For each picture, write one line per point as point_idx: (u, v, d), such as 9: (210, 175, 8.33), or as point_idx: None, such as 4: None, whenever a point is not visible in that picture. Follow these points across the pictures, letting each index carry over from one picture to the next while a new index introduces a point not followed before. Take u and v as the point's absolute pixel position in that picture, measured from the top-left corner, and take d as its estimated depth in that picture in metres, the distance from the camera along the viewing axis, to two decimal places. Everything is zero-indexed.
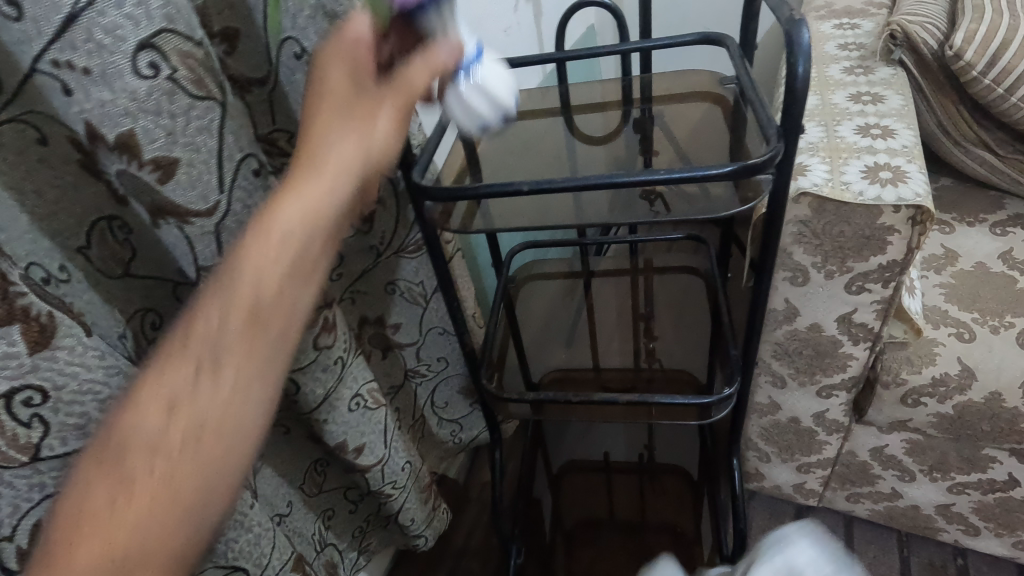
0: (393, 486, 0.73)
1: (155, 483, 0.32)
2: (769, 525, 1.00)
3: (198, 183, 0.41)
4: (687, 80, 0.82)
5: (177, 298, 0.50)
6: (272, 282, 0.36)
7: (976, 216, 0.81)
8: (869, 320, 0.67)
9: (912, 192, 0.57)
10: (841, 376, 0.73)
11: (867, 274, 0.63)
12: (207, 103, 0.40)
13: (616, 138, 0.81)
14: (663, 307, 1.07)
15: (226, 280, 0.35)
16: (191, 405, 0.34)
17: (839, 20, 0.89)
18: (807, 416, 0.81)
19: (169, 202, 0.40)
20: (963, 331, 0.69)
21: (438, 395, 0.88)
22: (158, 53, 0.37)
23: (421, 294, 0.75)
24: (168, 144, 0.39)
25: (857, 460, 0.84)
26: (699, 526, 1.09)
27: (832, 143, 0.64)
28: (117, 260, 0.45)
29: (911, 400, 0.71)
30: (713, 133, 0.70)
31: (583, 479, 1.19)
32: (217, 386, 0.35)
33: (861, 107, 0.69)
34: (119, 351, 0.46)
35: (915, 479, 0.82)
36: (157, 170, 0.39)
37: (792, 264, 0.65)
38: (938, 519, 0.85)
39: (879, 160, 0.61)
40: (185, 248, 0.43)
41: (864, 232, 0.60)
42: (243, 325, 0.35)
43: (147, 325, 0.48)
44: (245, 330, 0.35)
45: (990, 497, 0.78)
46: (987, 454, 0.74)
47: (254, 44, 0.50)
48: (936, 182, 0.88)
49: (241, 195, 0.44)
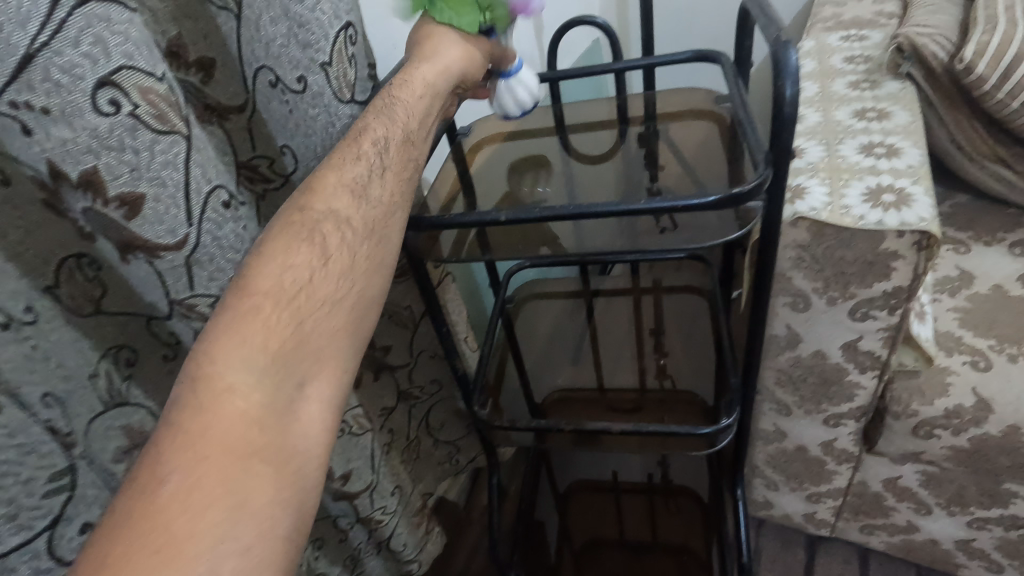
0: (382, 512, 0.71)
1: (265, 447, 0.31)
2: (778, 554, 0.96)
3: (166, 217, 0.38)
4: (684, 97, 0.80)
5: (150, 328, 0.48)
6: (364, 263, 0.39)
7: (994, 235, 0.77)
8: (875, 348, 0.63)
9: (916, 216, 0.54)
10: (849, 405, 0.70)
11: (872, 301, 0.60)
12: (172, 137, 0.37)
13: (615, 156, 0.78)
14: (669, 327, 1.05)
15: (327, 254, 0.37)
16: (299, 370, 0.34)
17: (847, 32, 0.86)
18: (814, 445, 0.77)
19: (135, 236, 0.37)
20: (978, 359, 0.65)
21: (432, 417, 0.87)
22: (119, 90, 0.34)
23: (410, 316, 0.74)
24: (133, 180, 0.36)
25: (869, 491, 0.80)
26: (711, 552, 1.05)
27: (832, 163, 0.61)
28: (86, 299, 0.43)
29: (923, 432, 0.67)
30: (711, 153, 0.68)
31: (591, 502, 1.15)
32: (319, 353, 0.35)
33: (865, 124, 0.66)
34: (85, 388, 0.43)
35: (931, 512, 0.78)
36: (123, 207, 0.36)
37: (793, 289, 0.62)
38: (958, 554, 0.81)
39: (881, 182, 0.58)
40: (156, 281, 0.41)
41: (867, 258, 0.57)
42: (331, 295, 0.36)
43: (121, 361, 0.46)
44: (346, 304, 0.37)
45: (1012, 534, 0.73)
46: (1008, 490, 0.69)
47: (232, 73, 0.49)
48: (951, 199, 0.84)
49: (209, 228, 0.41)
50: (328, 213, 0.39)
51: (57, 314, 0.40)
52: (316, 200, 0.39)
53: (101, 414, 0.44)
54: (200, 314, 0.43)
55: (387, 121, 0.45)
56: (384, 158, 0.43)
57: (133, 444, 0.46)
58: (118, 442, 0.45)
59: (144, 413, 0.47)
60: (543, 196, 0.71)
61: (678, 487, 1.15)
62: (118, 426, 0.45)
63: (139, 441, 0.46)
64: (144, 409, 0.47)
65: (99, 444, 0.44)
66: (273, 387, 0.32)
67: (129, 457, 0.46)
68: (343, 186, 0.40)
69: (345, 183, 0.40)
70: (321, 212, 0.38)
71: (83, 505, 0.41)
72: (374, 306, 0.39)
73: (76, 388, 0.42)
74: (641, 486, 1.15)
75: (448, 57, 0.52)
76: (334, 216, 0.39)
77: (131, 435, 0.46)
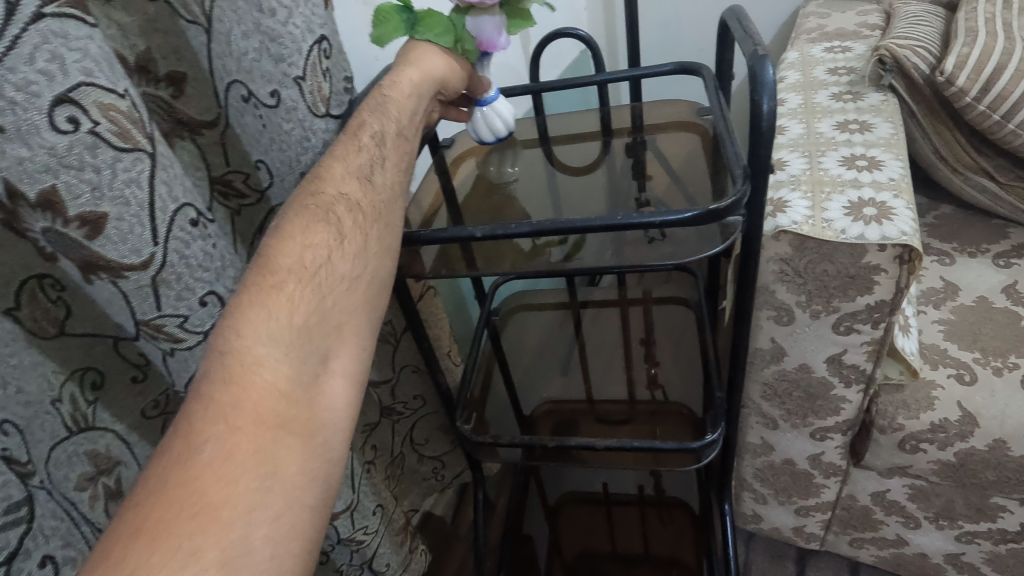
0: (364, 532, 0.69)
1: (292, 415, 0.33)
2: (768, 569, 0.95)
3: (129, 237, 0.37)
4: (666, 110, 0.80)
5: (117, 350, 0.47)
6: (370, 240, 0.41)
7: (978, 247, 0.77)
8: (860, 362, 0.63)
9: (897, 230, 0.53)
10: (835, 419, 0.69)
11: (855, 314, 0.59)
12: (135, 154, 0.36)
13: (600, 167, 0.77)
14: (657, 339, 1.03)
15: (335, 233, 0.39)
16: (318, 338, 0.36)
17: (830, 43, 0.86)
18: (801, 458, 0.76)
19: (98, 257, 0.36)
20: (963, 372, 0.65)
21: (415, 433, 0.85)
22: (77, 107, 0.33)
23: (391, 332, 0.73)
24: (94, 199, 0.35)
25: (858, 504, 0.79)
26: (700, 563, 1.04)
27: (815, 176, 0.61)
28: (50, 321, 0.42)
29: (909, 446, 0.66)
30: (692, 166, 0.67)
31: (581, 515, 1.14)
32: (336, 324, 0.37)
33: (848, 136, 0.66)
34: (48, 415, 0.42)
35: (920, 526, 0.77)
36: (84, 227, 0.35)
37: (776, 302, 0.62)
38: (948, 568, 0.80)
39: (864, 196, 0.57)
40: (121, 302, 0.39)
41: (849, 272, 0.56)
42: (346, 273, 0.39)
43: (87, 384, 0.45)
44: (356, 278, 0.39)
45: (1001, 548, 0.73)
46: (996, 503, 0.69)
47: (203, 87, 0.49)
48: (935, 210, 0.84)
49: (177, 246, 0.40)
50: (339, 201, 0.41)
51: (19, 336, 0.40)
52: (323, 190, 0.41)
53: (66, 440, 0.43)
54: (167, 336, 0.42)
55: (381, 115, 0.47)
56: (383, 151, 0.45)
57: (97, 470, 0.45)
58: (85, 466, 0.44)
59: (110, 437, 0.47)
60: (526, 209, 0.69)
61: (668, 498, 1.14)
62: (84, 450, 0.45)
63: (106, 466, 0.46)
64: (111, 433, 0.47)
65: (62, 473, 0.43)
66: (298, 361, 0.34)
67: (94, 484, 0.45)
68: (349, 177, 0.42)
69: (351, 173, 0.43)
70: (331, 201, 0.41)
71: (42, 537, 0.40)
72: (383, 288, 0.41)
73: (40, 415, 0.41)
74: (630, 498, 1.15)
75: (434, 65, 0.53)
76: (343, 203, 0.41)
77: (95, 460, 0.45)
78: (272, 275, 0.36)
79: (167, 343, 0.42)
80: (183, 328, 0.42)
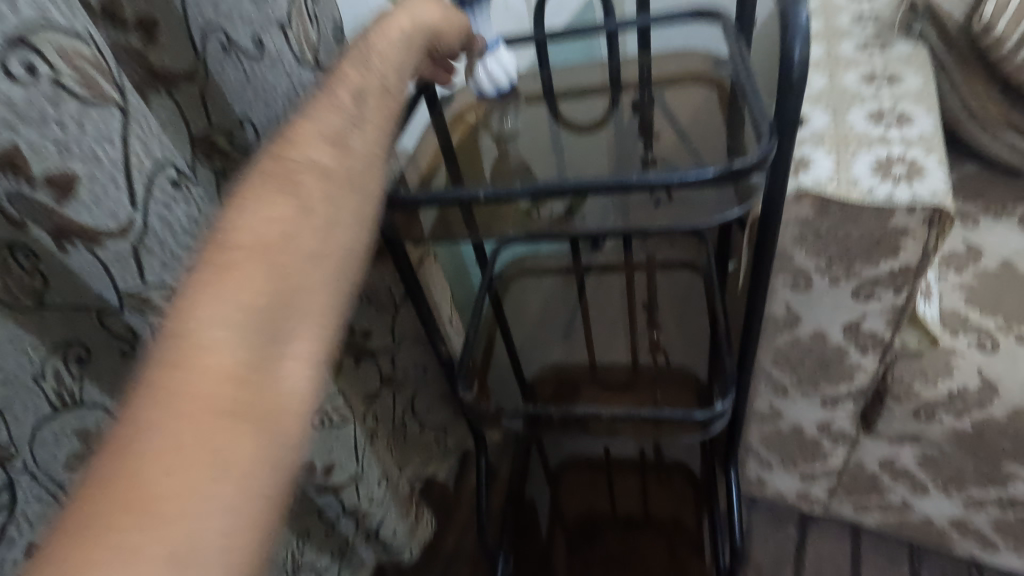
0: (370, 502, 0.70)
1: (251, 404, 0.29)
2: (769, 531, 0.95)
3: (105, 201, 0.33)
4: (678, 62, 0.75)
5: (103, 324, 0.42)
6: (340, 213, 0.37)
7: (1002, 208, 0.74)
8: (878, 329, 0.60)
9: (929, 191, 0.50)
10: (848, 387, 0.67)
11: (877, 280, 0.56)
12: (104, 107, 0.32)
13: (606, 125, 0.73)
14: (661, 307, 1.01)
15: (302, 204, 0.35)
16: (279, 321, 0.31)
17: None
18: (811, 425, 0.75)
19: (70, 225, 0.33)
20: (984, 340, 0.63)
21: (417, 401, 0.84)
22: (36, 52, 0.29)
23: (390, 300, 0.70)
24: (62, 159, 0.31)
25: (865, 470, 0.79)
26: (698, 522, 1.05)
27: (840, 132, 0.57)
28: (25, 290, 0.38)
29: (924, 415, 0.65)
30: (708, 123, 0.63)
31: (582, 478, 1.14)
32: (299, 304, 0.33)
33: (875, 89, 0.61)
34: (31, 393, 0.40)
35: (928, 492, 0.76)
36: (53, 190, 0.32)
37: (793, 268, 0.59)
38: (953, 534, 0.80)
39: (892, 153, 0.53)
40: (100, 273, 0.36)
41: (874, 235, 0.53)
42: (312, 247, 0.34)
43: (73, 359, 0.42)
44: (323, 256, 0.35)
45: (1009, 514, 0.72)
46: (1009, 472, 0.66)
47: (178, 35, 0.44)
48: (959, 169, 0.80)
49: (159, 211, 0.36)
50: (308, 167, 0.37)
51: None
52: (290, 154, 0.37)
53: (53, 419, 0.41)
54: (154, 309, 0.39)
55: (362, 68, 0.42)
56: (363, 111, 0.41)
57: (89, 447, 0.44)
58: (73, 445, 0.43)
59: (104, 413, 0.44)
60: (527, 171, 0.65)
61: (669, 462, 1.14)
62: (73, 428, 0.43)
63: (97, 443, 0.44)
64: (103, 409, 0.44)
65: (50, 452, 0.42)
66: (256, 343, 0.30)
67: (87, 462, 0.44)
68: (321, 139, 0.38)
69: (322, 135, 0.38)
70: (296, 167, 0.36)
71: (25, 521, 0.42)
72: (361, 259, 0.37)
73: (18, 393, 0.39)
74: (630, 461, 1.14)
75: (429, 13, 0.48)
76: (309, 170, 0.37)
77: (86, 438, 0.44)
78: (227, 248, 0.32)
79: (155, 317, 0.39)
80: (169, 299, 0.39)
